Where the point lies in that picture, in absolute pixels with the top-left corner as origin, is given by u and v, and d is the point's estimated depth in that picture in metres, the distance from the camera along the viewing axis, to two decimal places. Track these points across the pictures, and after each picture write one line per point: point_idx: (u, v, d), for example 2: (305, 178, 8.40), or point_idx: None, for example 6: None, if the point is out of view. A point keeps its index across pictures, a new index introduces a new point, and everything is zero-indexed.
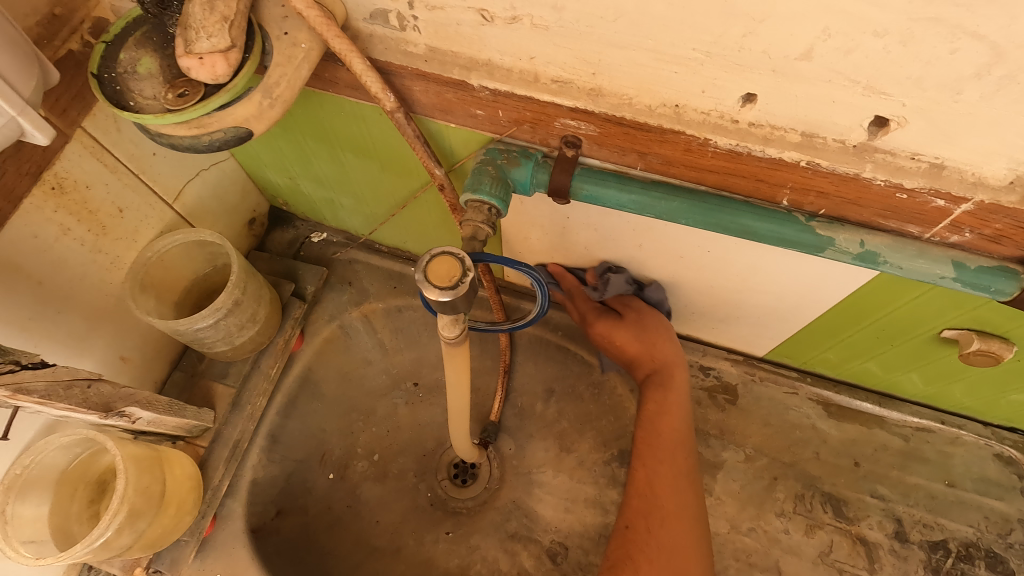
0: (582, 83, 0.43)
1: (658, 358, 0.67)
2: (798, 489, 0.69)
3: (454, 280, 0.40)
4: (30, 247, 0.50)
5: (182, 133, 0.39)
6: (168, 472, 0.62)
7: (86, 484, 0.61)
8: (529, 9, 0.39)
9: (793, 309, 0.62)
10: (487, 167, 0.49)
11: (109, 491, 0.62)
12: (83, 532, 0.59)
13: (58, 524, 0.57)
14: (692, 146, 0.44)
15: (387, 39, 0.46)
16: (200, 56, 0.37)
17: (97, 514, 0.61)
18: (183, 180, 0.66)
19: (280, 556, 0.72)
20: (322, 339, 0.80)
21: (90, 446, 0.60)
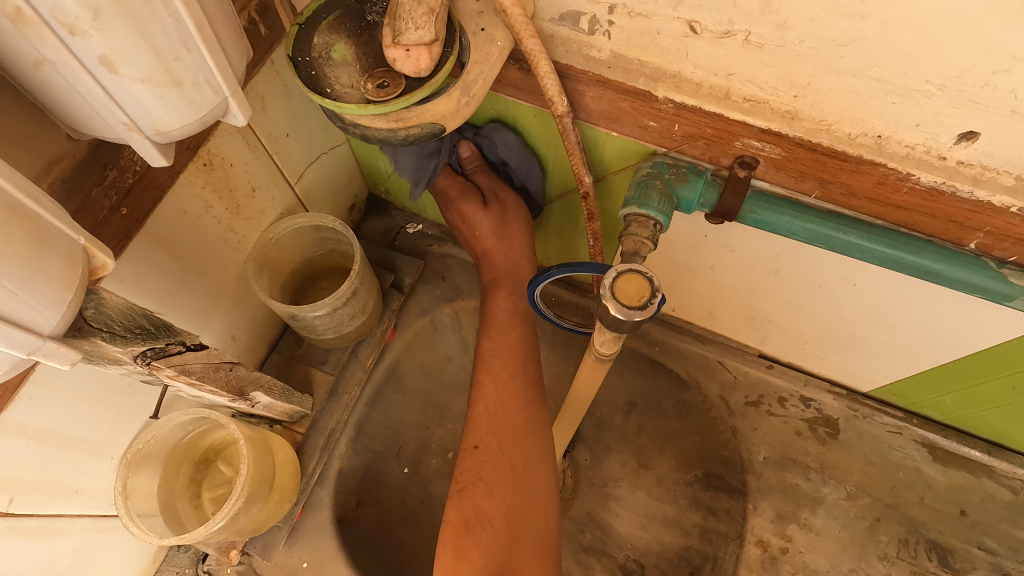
0: (778, 104, 0.42)
1: (495, 397, 0.60)
2: (902, 533, 0.68)
3: (643, 299, 0.39)
4: (179, 223, 0.49)
5: (380, 125, 0.38)
6: (274, 457, 0.61)
7: (190, 459, 0.60)
8: (749, 26, 0.37)
9: (926, 350, 0.60)
10: (655, 181, 0.47)
11: (209, 469, 0.61)
12: (183, 509, 0.58)
13: (166, 499, 0.57)
14: (888, 179, 0.42)
15: (570, 42, 0.44)
16: (407, 48, 0.36)
17: (195, 491, 0.60)
18: (306, 164, 0.65)
19: (362, 548, 0.71)
20: (414, 331, 0.79)
21: (201, 424, 0.59)
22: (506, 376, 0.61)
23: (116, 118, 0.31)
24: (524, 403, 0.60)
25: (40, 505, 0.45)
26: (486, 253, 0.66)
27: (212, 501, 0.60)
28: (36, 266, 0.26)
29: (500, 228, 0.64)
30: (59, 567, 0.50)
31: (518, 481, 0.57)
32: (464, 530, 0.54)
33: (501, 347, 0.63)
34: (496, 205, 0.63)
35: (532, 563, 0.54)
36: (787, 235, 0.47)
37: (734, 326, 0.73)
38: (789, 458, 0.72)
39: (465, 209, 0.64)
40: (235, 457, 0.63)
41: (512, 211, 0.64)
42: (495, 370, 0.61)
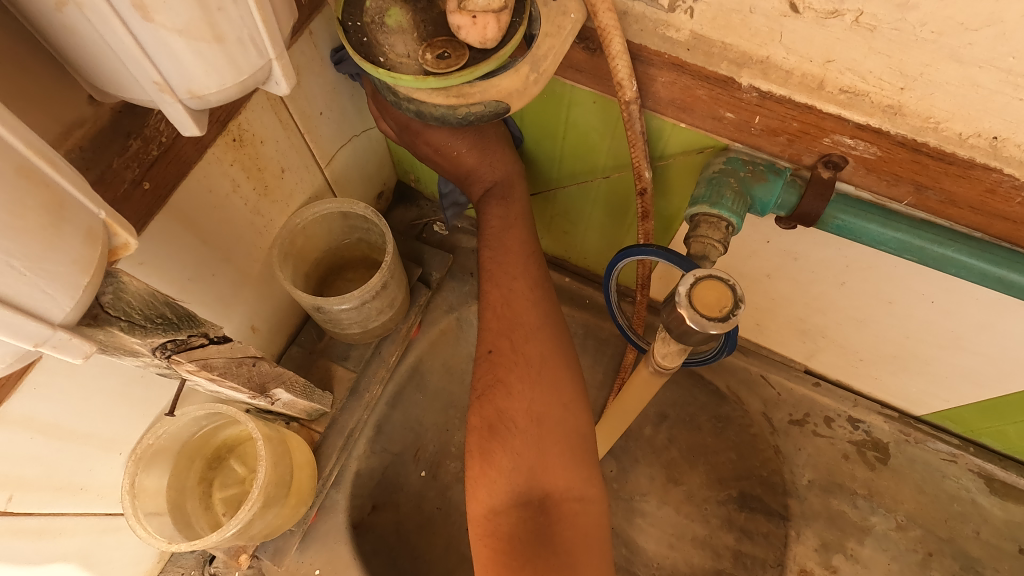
0: (879, 98, 0.37)
1: (505, 294, 0.53)
2: (955, 570, 0.63)
3: (724, 310, 0.35)
4: (204, 202, 0.45)
5: (439, 101, 0.34)
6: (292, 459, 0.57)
7: (203, 456, 0.56)
8: (862, 5, 0.33)
9: (1000, 376, 0.55)
10: (728, 179, 0.43)
11: (222, 466, 0.58)
12: (193, 508, 0.55)
13: (176, 498, 0.53)
14: (998, 188, 0.37)
15: (645, 20, 0.40)
16: (473, 14, 0.32)
17: (205, 489, 0.56)
18: (337, 146, 0.61)
19: (377, 556, 0.67)
20: (438, 330, 0.75)
21: (215, 420, 0.55)
22: (518, 260, 0.54)
23: (147, 76, 0.27)
24: (536, 293, 0.54)
25: (42, 503, 0.42)
26: (470, 175, 0.55)
27: (223, 501, 0.57)
28: (51, 244, 0.22)
29: (479, 142, 0.54)
30: (61, 569, 0.46)
31: (539, 378, 0.50)
32: (488, 433, 0.49)
33: (502, 249, 0.55)
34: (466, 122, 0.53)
35: (566, 462, 0.49)
36: (871, 244, 0.43)
37: (781, 339, 0.68)
38: (835, 483, 0.68)
39: (433, 130, 0.52)
40: (250, 455, 0.59)
41: (491, 131, 0.54)
42: (500, 260, 0.54)
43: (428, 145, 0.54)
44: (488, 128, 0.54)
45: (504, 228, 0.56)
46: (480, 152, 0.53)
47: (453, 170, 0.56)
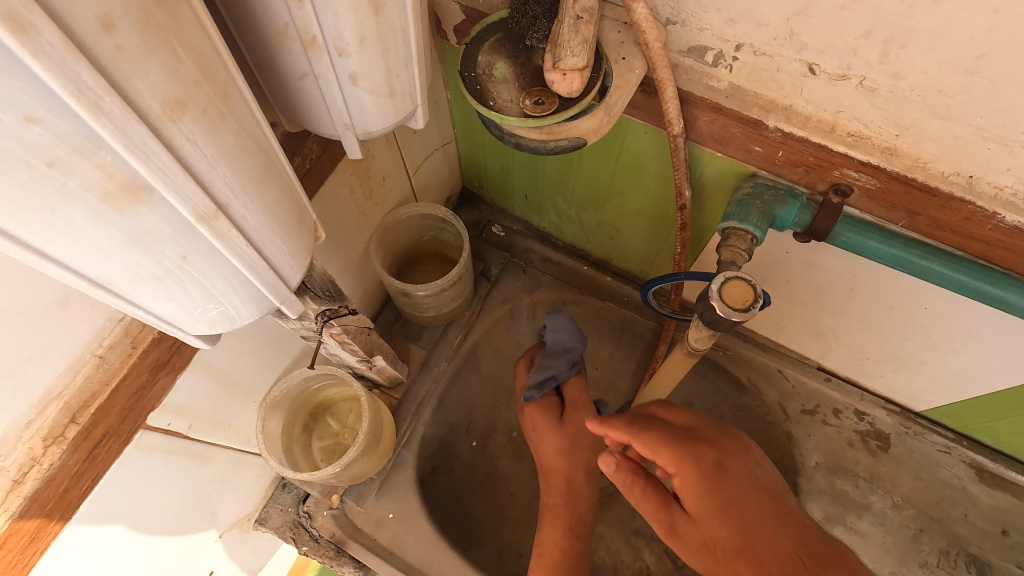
0: (879, 141, 0.47)
1: (554, 541, 0.66)
2: (944, 545, 0.72)
3: (747, 303, 0.45)
4: (330, 204, 0.57)
5: (534, 136, 0.46)
6: (381, 415, 0.69)
7: (305, 410, 0.68)
8: (865, 72, 0.43)
9: (987, 376, 0.63)
10: (754, 200, 0.52)
11: (317, 420, 0.69)
12: (297, 452, 0.66)
13: (286, 443, 0.65)
14: (974, 216, 0.47)
15: (693, 71, 0.50)
16: (564, 72, 0.43)
17: (305, 437, 0.68)
18: (422, 158, 0.72)
19: (438, 507, 0.78)
20: (494, 318, 0.85)
21: (318, 380, 0.66)
22: (576, 512, 0.69)
23: (341, 120, 0.38)
24: (576, 542, 0.67)
25: (206, 433, 0.54)
26: (548, 466, 0.71)
27: (321, 446, 0.69)
28: (298, 240, 0.33)
29: (569, 447, 0.70)
30: (207, 490, 0.58)
31: None
32: None
33: (560, 505, 0.69)
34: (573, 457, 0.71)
35: None
36: (870, 256, 0.52)
37: (798, 338, 0.77)
38: (841, 466, 0.76)
39: (542, 421, 0.72)
40: (340, 412, 0.70)
41: (580, 497, 0.70)
42: (548, 532, 0.67)
43: (532, 424, 0.73)
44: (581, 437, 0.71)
45: (555, 504, 0.69)
46: (569, 451, 0.70)
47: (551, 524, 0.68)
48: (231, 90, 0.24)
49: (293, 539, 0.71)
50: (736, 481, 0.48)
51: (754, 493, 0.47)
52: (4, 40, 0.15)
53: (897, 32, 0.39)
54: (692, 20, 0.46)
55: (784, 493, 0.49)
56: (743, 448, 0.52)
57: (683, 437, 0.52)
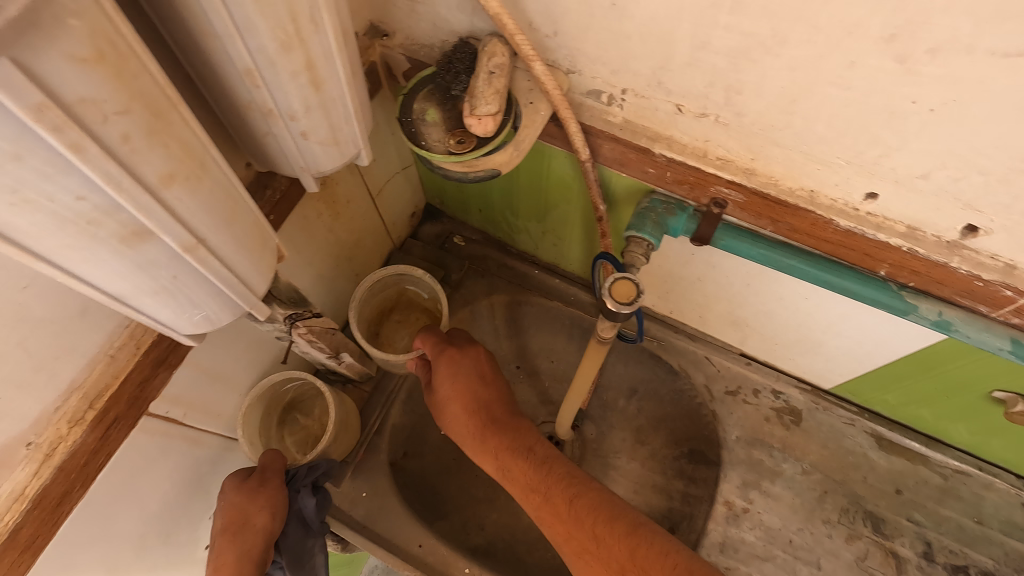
0: (740, 163, 0.58)
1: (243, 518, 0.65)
2: (844, 503, 0.82)
3: (631, 298, 0.55)
4: (300, 226, 0.67)
5: (456, 168, 0.56)
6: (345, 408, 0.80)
7: (278, 406, 0.78)
8: (718, 111, 0.54)
9: (866, 354, 0.75)
10: (650, 213, 0.64)
11: (291, 415, 0.80)
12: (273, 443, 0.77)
13: (264, 434, 0.75)
14: (818, 223, 0.58)
15: (593, 109, 0.61)
16: (480, 117, 0.53)
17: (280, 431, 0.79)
18: (383, 181, 0.82)
19: (408, 487, 0.88)
20: (457, 319, 0.96)
21: (292, 380, 0.77)
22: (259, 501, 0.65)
23: (298, 165, 0.49)
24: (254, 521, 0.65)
25: (198, 419, 0.64)
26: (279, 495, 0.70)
27: (293, 434, 0.79)
28: (262, 262, 0.44)
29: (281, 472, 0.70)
30: (200, 471, 0.68)
31: None
32: None
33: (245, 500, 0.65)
34: (265, 487, 0.66)
35: None
36: (746, 257, 0.64)
37: (719, 328, 0.88)
38: (757, 438, 0.86)
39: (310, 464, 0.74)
40: (308, 407, 0.81)
41: (256, 517, 0.64)
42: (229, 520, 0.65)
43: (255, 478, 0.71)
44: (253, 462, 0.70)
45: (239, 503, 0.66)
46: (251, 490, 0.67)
47: (228, 539, 0.65)
48: (206, 160, 0.34)
49: None
50: (458, 368, 0.76)
51: (471, 382, 0.77)
52: (66, 156, 0.25)
53: (733, 83, 0.50)
54: (586, 70, 0.57)
55: (542, 451, 0.73)
56: (483, 354, 0.79)
57: (449, 343, 0.79)
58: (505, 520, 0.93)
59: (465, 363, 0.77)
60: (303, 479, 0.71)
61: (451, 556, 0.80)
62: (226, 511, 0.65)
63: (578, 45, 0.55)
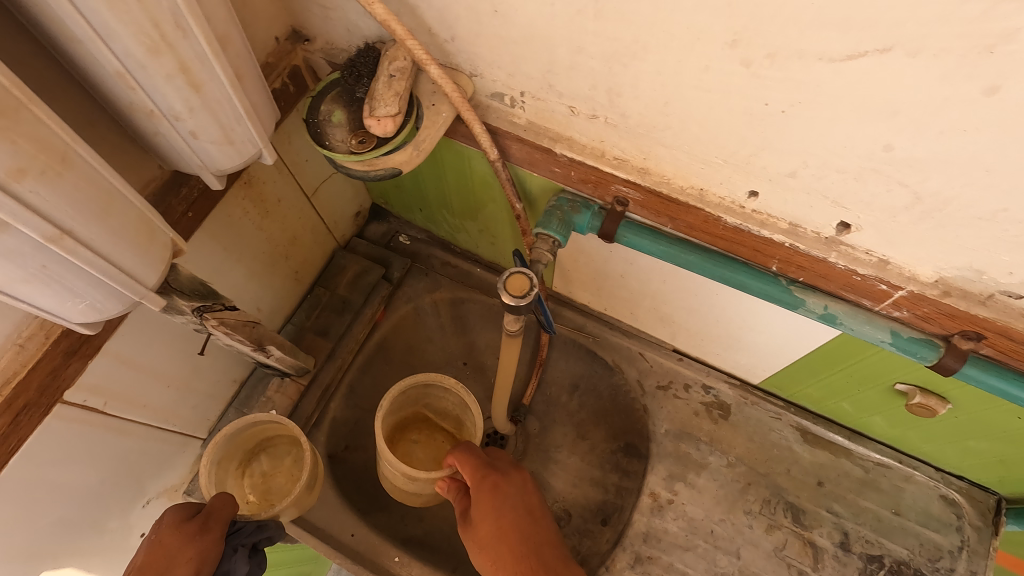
0: (635, 163, 0.60)
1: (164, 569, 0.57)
2: (766, 495, 0.84)
3: (524, 291, 0.58)
4: (224, 223, 0.70)
5: (357, 166, 0.58)
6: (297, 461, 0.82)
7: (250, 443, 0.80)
8: (606, 112, 0.56)
9: (781, 349, 0.77)
10: (556, 211, 0.66)
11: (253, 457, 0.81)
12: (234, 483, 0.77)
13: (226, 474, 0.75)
14: (708, 220, 0.60)
15: (499, 111, 0.64)
16: (378, 118, 0.56)
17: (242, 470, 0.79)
18: (319, 181, 0.85)
19: (347, 479, 0.90)
20: (399, 315, 0.98)
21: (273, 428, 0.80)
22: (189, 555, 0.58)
23: (196, 165, 0.52)
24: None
25: (121, 409, 0.67)
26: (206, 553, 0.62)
27: (257, 480, 0.80)
28: (150, 254, 0.47)
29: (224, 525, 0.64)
30: (128, 460, 0.70)
31: None
32: None
33: (171, 547, 0.58)
34: (203, 536, 0.60)
35: None
36: (649, 253, 0.66)
37: (651, 325, 0.91)
38: (685, 432, 0.89)
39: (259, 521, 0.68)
40: (274, 453, 0.82)
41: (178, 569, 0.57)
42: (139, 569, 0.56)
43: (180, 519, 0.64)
44: (191, 505, 0.64)
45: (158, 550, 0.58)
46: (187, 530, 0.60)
47: None
48: (66, 155, 0.37)
49: None
50: (502, 500, 0.66)
51: (517, 510, 0.66)
52: None
53: (612, 85, 0.53)
54: (486, 74, 0.60)
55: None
56: (529, 483, 0.70)
57: (489, 467, 0.69)
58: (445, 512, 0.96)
59: (513, 496, 0.67)
60: (245, 537, 0.66)
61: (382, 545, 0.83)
62: (150, 549, 0.58)
63: (474, 49, 0.57)
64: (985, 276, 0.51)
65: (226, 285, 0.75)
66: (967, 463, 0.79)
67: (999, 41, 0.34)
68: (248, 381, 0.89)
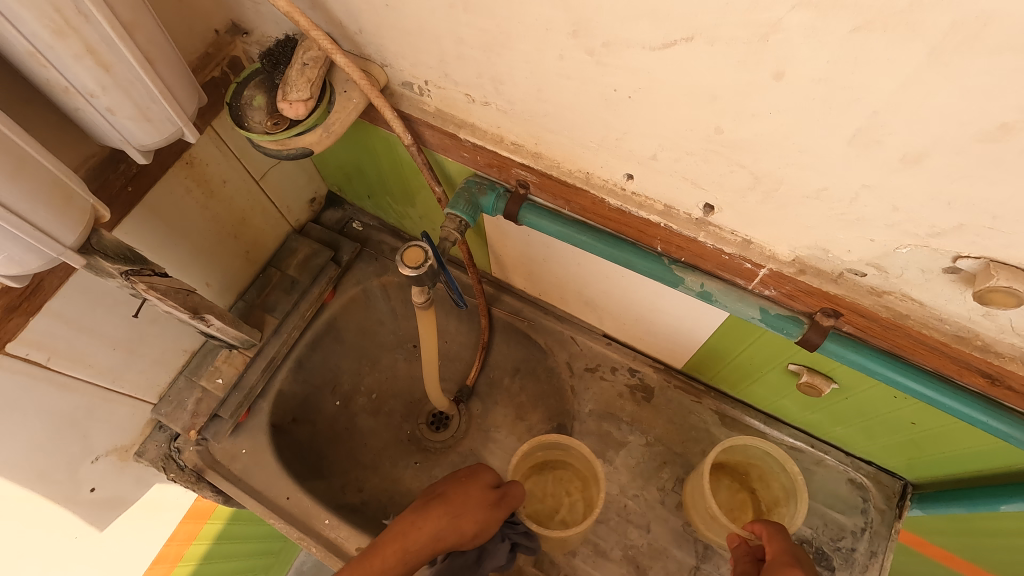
0: (529, 148, 0.65)
1: (464, 520, 0.69)
2: (680, 474, 0.88)
3: (419, 263, 0.63)
4: (168, 200, 0.76)
5: (271, 145, 0.64)
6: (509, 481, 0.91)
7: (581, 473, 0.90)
8: (497, 101, 0.61)
9: (689, 331, 0.81)
10: (465, 193, 0.72)
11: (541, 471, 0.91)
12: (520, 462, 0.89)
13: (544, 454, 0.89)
14: (596, 202, 0.65)
15: (411, 99, 0.69)
16: (290, 102, 0.61)
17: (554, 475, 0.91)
18: (268, 166, 0.91)
19: (291, 448, 0.96)
20: (348, 297, 1.04)
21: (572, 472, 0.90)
22: (438, 513, 0.69)
23: (118, 140, 0.58)
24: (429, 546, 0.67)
25: (68, 366, 0.73)
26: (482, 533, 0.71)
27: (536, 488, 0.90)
28: (68, 216, 0.53)
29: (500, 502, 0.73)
30: (75, 415, 0.76)
31: None
32: None
33: (432, 518, 0.69)
34: (492, 506, 0.72)
35: None
36: (549, 234, 0.71)
37: (580, 309, 0.96)
38: (609, 412, 0.93)
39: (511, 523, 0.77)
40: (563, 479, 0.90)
41: (467, 522, 0.69)
42: (404, 529, 0.68)
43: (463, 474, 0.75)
44: (485, 476, 0.74)
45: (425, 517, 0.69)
46: (455, 493, 0.71)
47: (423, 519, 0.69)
48: None
49: (164, 468, 0.90)
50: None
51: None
52: None
53: (495, 74, 0.58)
54: (394, 64, 0.66)
55: None
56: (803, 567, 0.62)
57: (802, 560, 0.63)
58: (384, 485, 1.00)
59: (787, 546, 0.65)
60: (514, 532, 0.76)
61: (314, 509, 0.88)
62: (458, 491, 0.71)
63: (378, 41, 0.63)
64: (831, 254, 0.55)
65: (172, 260, 0.81)
66: (871, 447, 0.82)
67: (771, 30, 0.39)
68: (199, 352, 0.95)
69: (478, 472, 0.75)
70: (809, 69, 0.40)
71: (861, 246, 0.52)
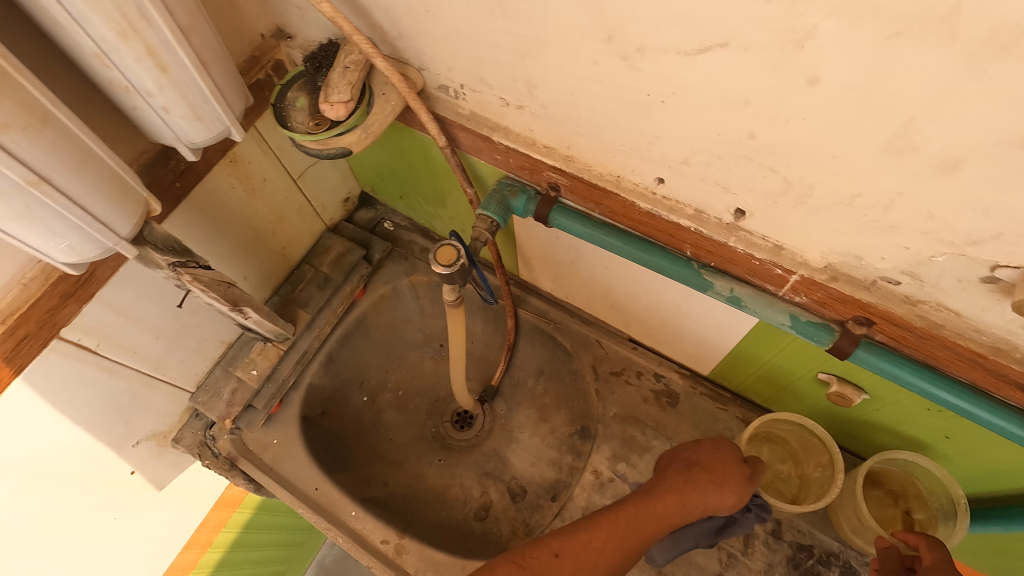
0: (561, 151, 0.66)
1: (722, 495, 0.69)
2: None
3: (452, 260, 0.65)
4: (212, 196, 0.79)
5: (311, 144, 0.66)
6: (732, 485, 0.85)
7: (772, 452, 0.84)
8: (531, 104, 0.63)
9: (717, 336, 0.81)
10: (496, 194, 0.73)
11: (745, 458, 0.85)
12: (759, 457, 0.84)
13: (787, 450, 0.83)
14: (626, 205, 0.66)
15: (446, 102, 0.71)
16: (332, 103, 0.64)
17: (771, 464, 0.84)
18: (306, 165, 0.94)
19: (319, 440, 0.99)
20: (378, 294, 1.06)
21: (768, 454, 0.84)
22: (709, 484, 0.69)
23: (170, 137, 0.61)
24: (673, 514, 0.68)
25: (114, 352, 0.77)
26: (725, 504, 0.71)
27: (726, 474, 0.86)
28: (123, 208, 0.56)
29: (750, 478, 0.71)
30: (120, 399, 0.80)
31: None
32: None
33: (687, 490, 0.69)
34: (747, 481, 0.70)
35: None
36: (579, 236, 0.72)
37: (607, 313, 0.96)
38: (633, 416, 0.93)
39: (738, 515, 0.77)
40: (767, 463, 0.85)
41: (728, 496, 0.69)
42: (654, 502, 0.69)
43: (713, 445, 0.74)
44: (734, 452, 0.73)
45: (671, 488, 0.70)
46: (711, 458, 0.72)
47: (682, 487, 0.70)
48: (48, 115, 0.47)
49: (198, 455, 0.93)
50: None
51: None
52: None
53: (530, 78, 0.59)
54: (431, 68, 0.68)
55: None
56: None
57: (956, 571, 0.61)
58: (408, 481, 1.02)
59: (947, 558, 0.62)
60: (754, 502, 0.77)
61: (341, 500, 0.90)
62: (715, 459, 0.71)
63: (417, 46, 0.65)
64: (864, 261, 0.54)
65: (214, 253, 0.85)
66: None
67: (806, 36, 0.39)
68: (235, 344, 0.98)
69: (716, 445, 0.73)
70: (843, 76, 0.40)
71: (895, 254, 0.51)
